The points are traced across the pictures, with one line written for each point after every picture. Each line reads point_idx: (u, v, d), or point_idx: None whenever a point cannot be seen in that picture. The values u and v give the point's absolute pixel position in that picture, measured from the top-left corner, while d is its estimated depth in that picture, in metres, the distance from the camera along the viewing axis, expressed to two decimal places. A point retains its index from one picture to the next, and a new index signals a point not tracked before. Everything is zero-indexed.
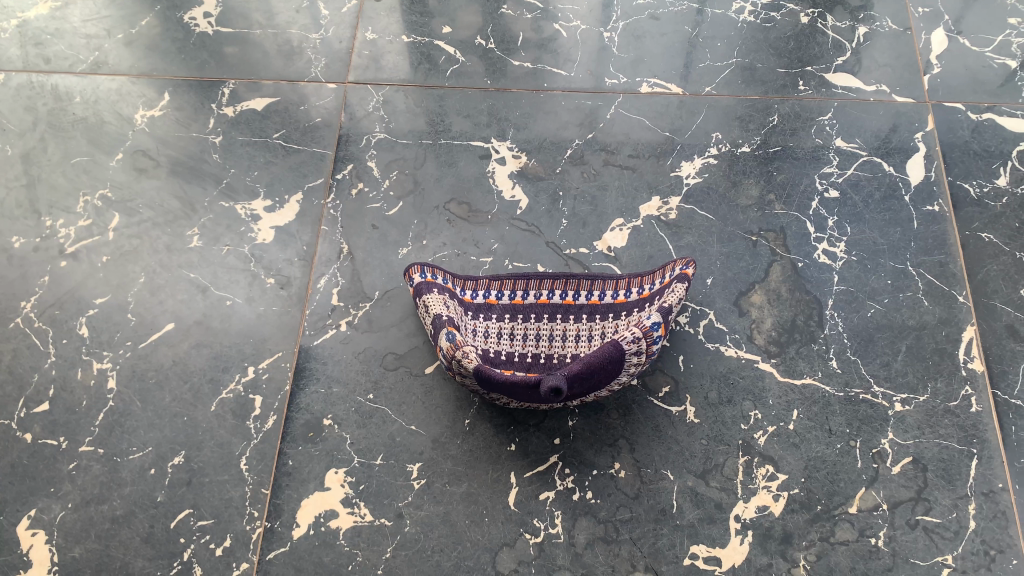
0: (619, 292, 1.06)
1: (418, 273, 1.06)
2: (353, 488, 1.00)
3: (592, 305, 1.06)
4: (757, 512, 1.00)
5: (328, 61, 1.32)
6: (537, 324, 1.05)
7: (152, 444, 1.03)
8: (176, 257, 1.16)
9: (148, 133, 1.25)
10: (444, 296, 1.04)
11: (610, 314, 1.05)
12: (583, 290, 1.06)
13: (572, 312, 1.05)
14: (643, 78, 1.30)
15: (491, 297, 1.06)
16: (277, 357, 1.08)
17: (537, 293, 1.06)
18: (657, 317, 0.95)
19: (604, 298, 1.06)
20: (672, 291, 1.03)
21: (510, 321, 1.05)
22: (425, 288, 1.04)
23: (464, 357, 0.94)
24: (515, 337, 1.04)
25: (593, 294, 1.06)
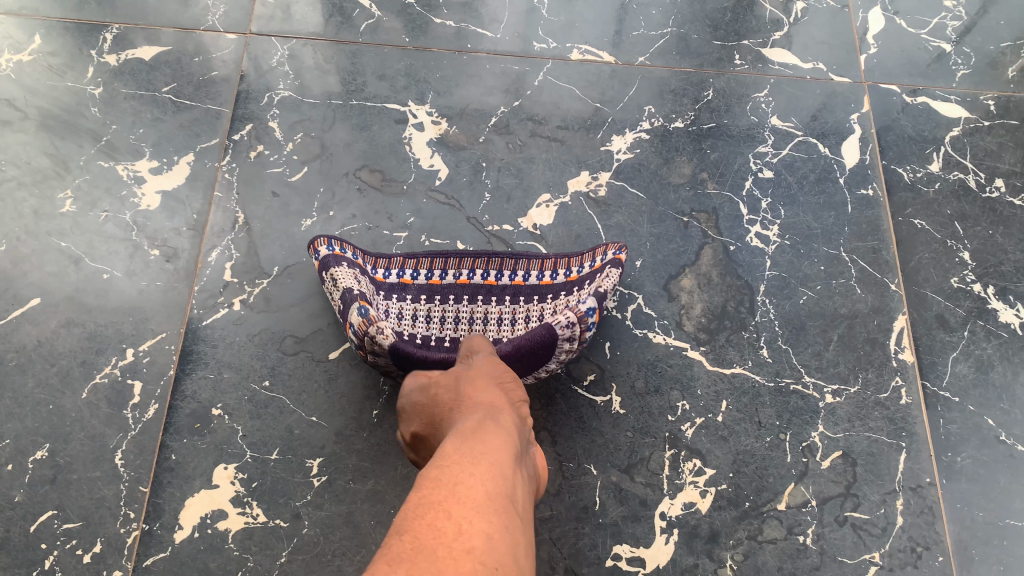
0: (545, 273, 0.98)
1: (321, 245, 0.94)
2: (244, 486, 0.90)
3: (516, 286, 0.97)
4: (682, 509, 0.94)
5: (227, 8, 1.19)
6: (456, 305, 0.96)
7: (11, 436, 0.91)
8: (45, 223, 1.02)
9: (15, 81, 1.10)
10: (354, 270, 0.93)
11: (535, 296, 0.97)
12: (507, 270, 0.98)
13: (494, 293, 0.97)
14: (574, 44, 1.22)
15: (406, 277, 0.97)
16: (160, 338, 0.96)
17: (456, 272, 0.97)
18: (591, 302, 0.88)
19: (528, 279, 0.98)
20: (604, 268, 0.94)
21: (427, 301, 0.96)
22: (332, 260, 0.92)
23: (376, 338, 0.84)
24: (433, 318, 0.95)
25: (517, 274, 0.98)
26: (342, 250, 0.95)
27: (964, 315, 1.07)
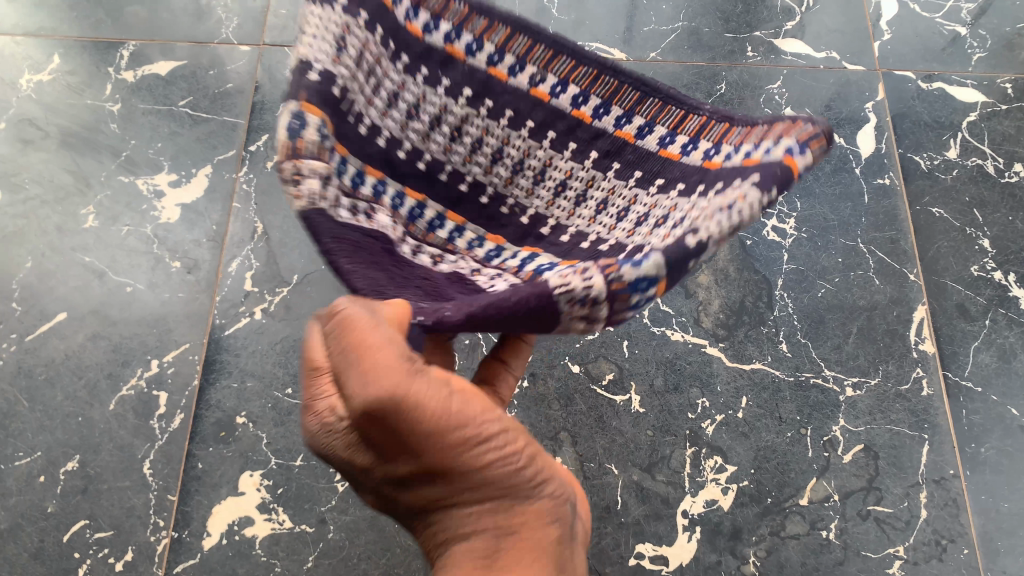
0: (725, 148, 0.60)
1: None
2: (270, 493, 0.91)
3: (654, 154, 0.62)
4: (704, 506, 0.95)
5: (240, 20, 1.21)
6: (506, 130, 0.62)
7: (41, 449, 0.93)
8: (68, 239, 1.04)
9: (36, 101, 1.13)
10: (349, 19, 0.57)
11: (683, 185, 0.60)
12: (622, 106, 0.63)
13: (578, 137, 0.63)
14: (585, 43, 1.22)
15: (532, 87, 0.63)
16: (184, 349, 0.98)
17: (535, 78, 0.62)
18: (657, 265, 0.48)
19: (687, 154, 0.61)
20: (767, 172, 0.52)
21: (456, 99, 0.62)
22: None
23: (294, 184, 0.51)
24: (461, 137, 0.62)
25: (670, 137, 0.62)
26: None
27: (985, 304, 1.07)
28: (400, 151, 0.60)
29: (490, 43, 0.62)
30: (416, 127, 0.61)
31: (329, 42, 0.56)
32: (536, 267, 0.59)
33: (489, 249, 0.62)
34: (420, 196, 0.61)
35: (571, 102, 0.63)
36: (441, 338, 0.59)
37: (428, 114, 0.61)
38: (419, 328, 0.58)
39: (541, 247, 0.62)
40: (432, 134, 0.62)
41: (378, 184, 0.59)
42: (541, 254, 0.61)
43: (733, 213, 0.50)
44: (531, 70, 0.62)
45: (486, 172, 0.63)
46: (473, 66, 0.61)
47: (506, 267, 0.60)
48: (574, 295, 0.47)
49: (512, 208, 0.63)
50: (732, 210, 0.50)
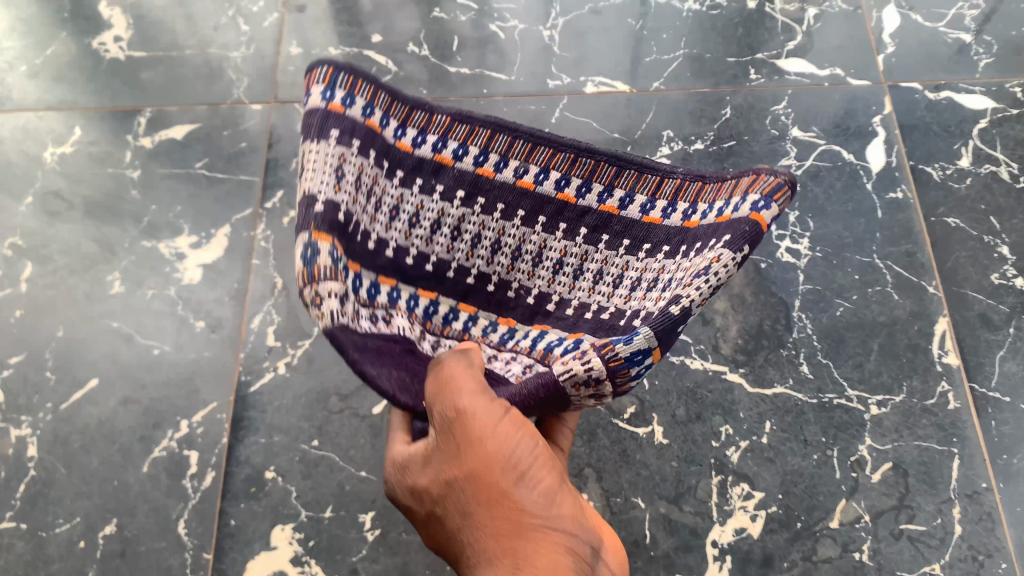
0: (701, 207, 0.63)
1: (315, 75, 0.62)
2: (302, 545, 0.93)
3: (637, 223, 0.66)
4: (734, 535, 0.95)
5: (250, 80, 1.24)
6: (500, 222, 0.67)
7: (80, 514, 0.95)
8: (96, 306, 1.07)
9: (59, 173, 1.17)
10: (344, 149, 0.61)
11: (669, 247, 0.64)
12: (601, 183, 0.66)
13: (566, 217, 0.67)
14: (588, 77, 1.23)
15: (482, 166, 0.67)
16: (212, 407, 1.00)
17: (519, 169, 0.67)
18: (648, 340, 0.54)
19: (668, 217, 0.65)
20: (737, 230, 0.57)
21: (451, 202, 0.67)
22: (322, 124, 0.61)
23: (317, 310, 0.57)
24: (460, 236, 0.68)
25: (649, 205, 0.65)
26: (335, 95, 0.62)
27: (1008, 311, 1.05)
28: (407, 258, 0.67)
29: (474, 146, 0.67)
30: (417, 235, 0.67)
31: (329, 174, 0.60)
32: (547, 343, 0.65)
33: (502, 332, 0.68)
34: (431, 293, 0.68)
35: (515, 174, 0.67)
36: (463, 390, 0.56)
37: (429, 221, 0.67)
38: (444, 394, 0.57)
39: (547, 322, 0.67)
40: (433, 236, 0.67)
41: (393, 291, 0.66)
42: (548, 330, 0.67)
43: (709, 278, 0.55)
44: (514, 164, 0.67)
45: (488, 263, 0.68)
46: (461, 169, 0.67)
47: (520, 347, 0.66)
48: (576, 378, 0.55)
49: (518, 291, 0.68)
50: (706, 276, 0.55)
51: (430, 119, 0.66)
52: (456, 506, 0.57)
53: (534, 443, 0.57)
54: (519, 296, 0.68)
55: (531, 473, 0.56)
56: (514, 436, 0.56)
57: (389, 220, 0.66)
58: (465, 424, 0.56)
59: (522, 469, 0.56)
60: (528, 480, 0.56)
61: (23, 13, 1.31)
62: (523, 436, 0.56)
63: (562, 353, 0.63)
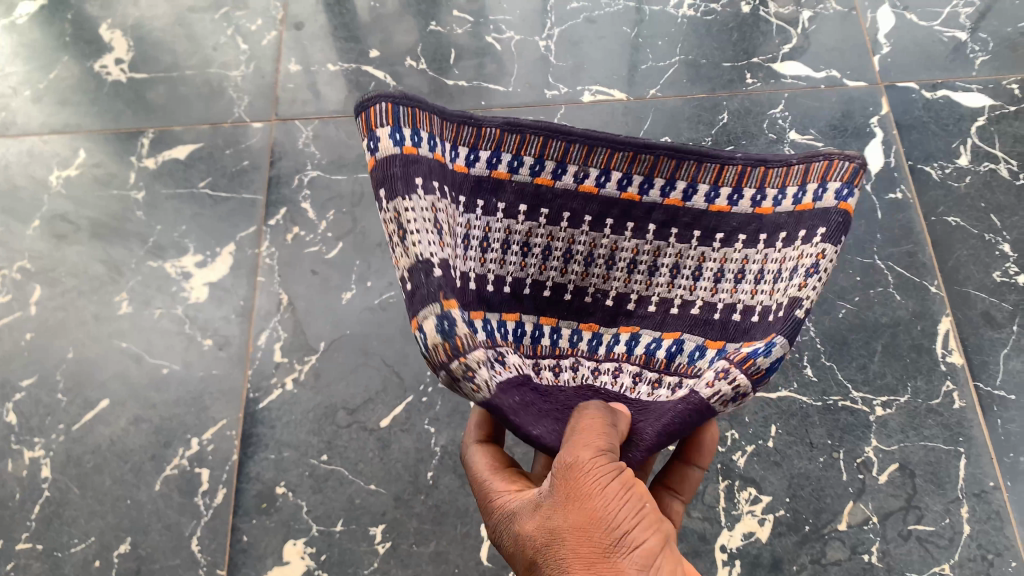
0: (771, 192, 0.69)
1: (377, 116, 0.64)
2: (314, 559, 0.94)
3: (705, 212, 0.70)
4: (743, 540, 0.95)
5: (251, 98, 1.26)
6: (570, 232, 0.70)
7: (95, 534, 0.96)
8: (105, 326, 1.08)
9: (65, 196, 1.18)
10: (433, 197, 0.62)
11: (745, 235, 0.69)
12: (663, 178, 0.70)
13: (633, 216, 0.70)
14: (584, 86, 1.24)
15: (541, 176, 0.70)
16: (222, 425, 1.01)
17: (578, 174, 0.70)
18: (784, 348, 0.60)
19: (736, 204, 0.69)
20: (829, 221, 0.66)
21: (515, 218, 0.69)
22: (406, 174, 0.61)
23: (469, 382, 0.57)
24: (531, 251, 0.70)
25: (715, 192, 0.70)
26: (403, 135, 0.63)
27: (1011, 309, 1.06)
28: (487, 286, 0.69)
29: (529, 156, 0.69)
30: (493, 258, 0.70)
31: (431, 228, 0.61)
32: (645, 347, 0.69)
33: (589, 339, 0.70)
34: (515, 315, 0.70)
35: (593, 179, 0.70)
36: (585, 445, 0.58)
37: (516, 245, 0.70)
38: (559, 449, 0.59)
39: (633, 322, 0.70)
40: (506, 258, 0.70)
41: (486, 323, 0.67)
42: (639, 331, 0.70)
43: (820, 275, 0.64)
44: (575, 170, 0.70)
45: (562, 273, 0.71)
46: (519, 182, 0.69)
47: (616, 353, 0.70)
48: (724, 396, 0.59)
49: (595, 295, 0.71)
50: (818, 271, 0.64)
51: (480, 135, 0.69)
52: (557, 564, 0.58)
53: (640, 503, 0.59)
54: (598, 301, 0.71)
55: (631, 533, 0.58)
56: (619, 496, 0.58)
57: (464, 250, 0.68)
58: (579, 481, 0.58)
59: (624, 529, 0.58)
60: (628, 540, 0.58)
61: (26, 38, 1.33)
62: (630, 495, 0.59)
63: (666, 358, 0.68)
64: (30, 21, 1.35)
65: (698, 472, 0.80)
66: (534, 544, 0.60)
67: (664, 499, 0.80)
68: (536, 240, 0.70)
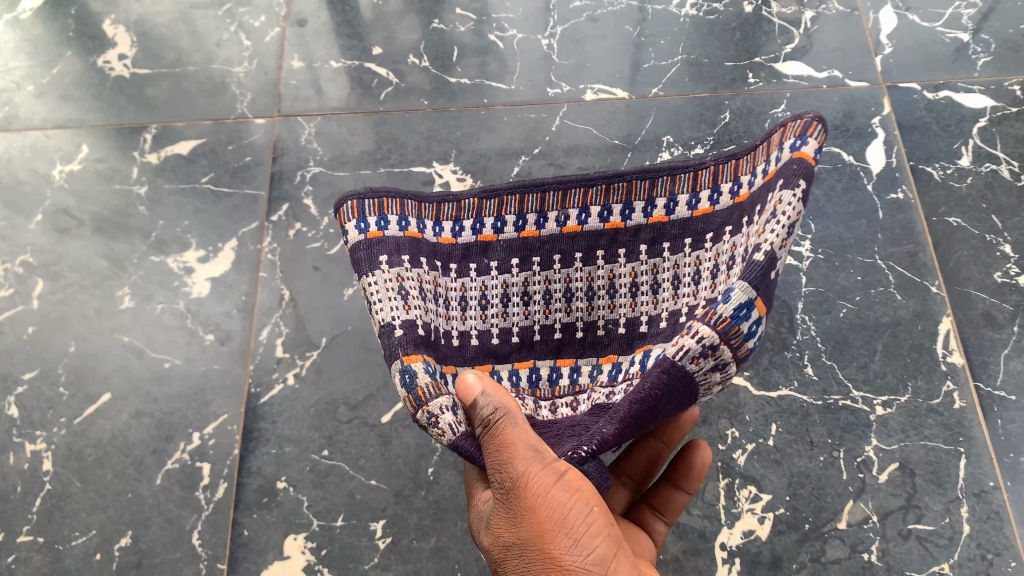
0: (744, 179, 0.69)
1: (346, 213, 0.71)
2: (314, 554, 0.94)
3: (690, 219, 0.70)
4: (742, 537, 0.95)
5: (254, 94, 1.26)
6: (564, 270, 0.72)
7: (96, 527, 0.97)
8: (108, 321, 1.09)
9: (68, 190, 1.18)
10: (398, 270, 0.68)
11: (732, 226, 0.68)
12: (640, 200, 0.71)
13: (622, 242, 0.71)
14: (586, 85, 1.24)
15: (527, 228, 0.72)
16: (223, 419, 1.01)
17: (559, 218, 0.72)
18: (746, 293, 0.58)
19: (716, 203, 0.69)
20: (788, 171, 0.63)
21: (509, 271, 0.72)
22: (370, 255, 0.68)
23: (435, 427, 0.62)
24: (531, 298, 0.72)
25: (695, 199, 0.70)
26: (369, 223, 0.70)
27: (1012, 310, 1.06)
28: (492, 339, 0.72)
29: (510, 214, 0.72)
30: (494, 313, 0.72)
31: (394, 296, 0.67)
32: (656, 357, 0.66)
33: (609, 370, 0.71)
34: (528, 363, 0.72)
35: (599, 219, 0.72)
36: (522, 461, 0.60)
37: (516, 294, 0.72)
38: (504, 462, 0.61)
39: (648, 341, 0.70)
40: (508, 310, 0.72)
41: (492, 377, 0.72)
42: (651, 347, 0.68)
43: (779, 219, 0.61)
44: (554, 216, 0.72)
45: (568, 312, 0.72)
46: (506, 239, 0.72)
47: (631, 373, 0.68)
48: (692, 353, 0.58)
49: (606, 327, 0.72)
50: (778, 217, 0.61)
51: (460, 207, 0.73)
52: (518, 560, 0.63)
53: (588, 507, 0.60)
54: (610, 332, 0.72)
55: (580, 537, 0.60)
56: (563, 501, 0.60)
57: (462, 311, 0.72)
58: (525, 494, 0.60)
59: (574, 534, 0.60)
60: (578, 543, 0.60)
61: (29, 32, 1.33)
62: (576, 499, 0.60)
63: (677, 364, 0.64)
64: (33, 16, 1.35)
65: (683, 497, 0.85)
66: (498, 547, 0.64)
67: (649, 519, 0.85)
68: (533, 286, 0.72)
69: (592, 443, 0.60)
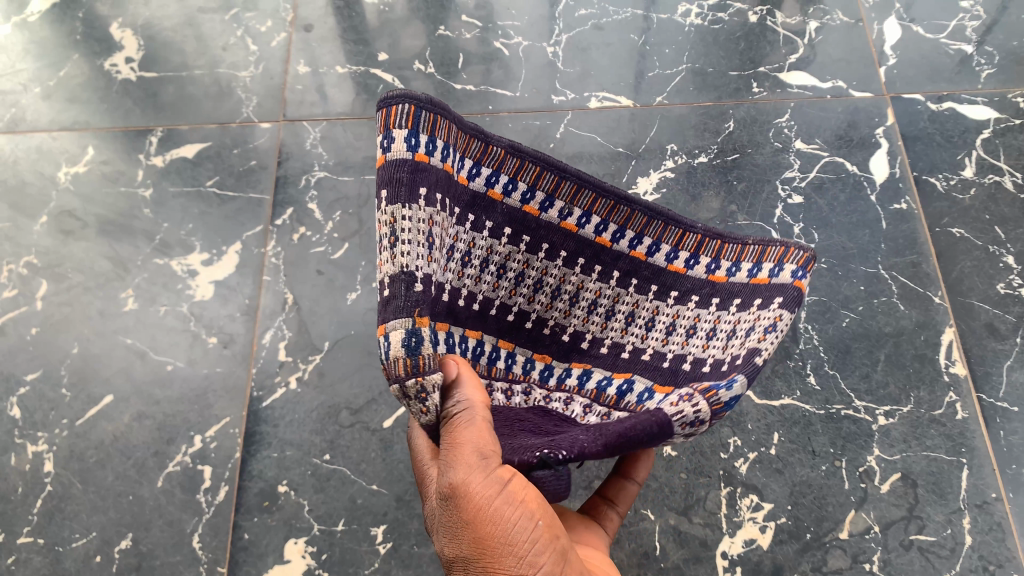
0: (726, 263, 0.68)
1: (397, 115, 0.58)
2: (315, 559, 0.94)
3: (663, 270, 0.68)
4: (743, 546, 0.95)
5: (260, 99, 1.26)
6: (545, 263, 0.68)
7: (96, 529, 0.96)
8: (111, 323, 1.09)
9: (73, 192, 1.18)
10: (433, 211, 0.58)
11: (699, 297, 0.68)
12: (633, 231, 0.68)
13: (602, 260, 0.68)
14: (591, 93, 1.25)
15: (530, 206, 0.66)
16: (225, 422, 1.01)
17: (563, 211, 0.67)
18: (744, 388, 0.60)
19: (692, 268, 0.68)
20: (786, 295, 0.67)
21: (498, 240, 0.66)
22: (413, 180, 0.57)
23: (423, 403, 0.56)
24: (505, 273, 0.67)
25: (674, 255, 0.68)
26: (419, 140, 0.58)
27: (1015, 321, 1.06)
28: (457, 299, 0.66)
29: (523, 182, 0.66)
30: (469, 274, 0.66)
31: (423, 243, 0.57)
32: (596, 382, 0.69)
33: (540, 370, 0.69)
34: (477, 333, 0.67)
35: (597, 228, 0.68)
36: (464, 468, 0.58)
37: (494, 265, 0.67)
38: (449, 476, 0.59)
39: (585, 362, 0.69)
40: (480, 276, 0.66)
41: (448, 337, 0.64)
42: (590, 370, 0.69)
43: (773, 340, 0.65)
44: (560, 206, 0.67)
45: (529, 301, 0.68)
46: (509, 207, 0.66)
47: (567, 385, 0.68)
48: (685, 418, 0.58)
49: (553, 329, 0.69)
50: (775, 334, 0.65)
51: (487, 151, 0.65)
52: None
53: (532, 522, 0.59)
54: (556, 335, 0.69)
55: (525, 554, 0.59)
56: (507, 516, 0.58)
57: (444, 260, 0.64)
58: (467, 508, 0.59)
59: (519, 552, 0.59)
60: (522, 559, 0.59)
61: (36, 35, 1.34)
62: (520, 512, 0.59)
63: (616, 394, 0.68)
64: (40, 19, 1.35)
65: (634, 486, 0.84)
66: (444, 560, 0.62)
67: (603, 508, 0.84)
68: (512, 268, 0.67)
69: (569, 450, 0.55)
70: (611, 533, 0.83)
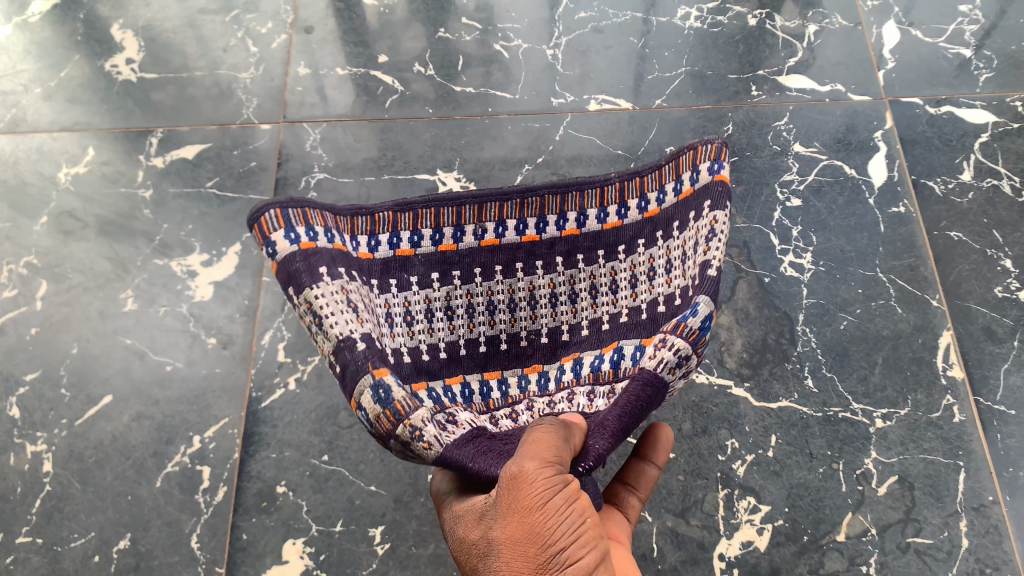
0: (652, 196, 0.75)
1: (268, 223, 0.65)
2: (312, 559, 0.94)
3: (600, 232, 0.75)
4: (741, 548, 0.95)
5: (260, 100, 1.27)
6: (486, 284, 0.75)
7: (95, 529, 0.97)
8: (110, 323, 1.09)
9: (73, 193, 1.19)
10: (341, 282, 0.65)
11: (644, 239, 0.74)
12: (553, 214, 0.75)
13: (538, 255, 0.75)
14: (591, 95, 1.25)
15: (444, 241, 0.74)
16: (224, 423, 1.02)
17: (477, 232, 0.74)
18: (708, 307, 0.67)
19: (625, 217, 0.75)
20: (711, 194, 0.71)
21: (430, 286, 0.74)
22: (309, 267, 0.64)
23: (419, 441, 0.59)
24: (455, 313, 0.74)
25: (604, 213, 0.75)
26: (298, 233, 0.65)
27: (1012, 325, 1.06)
28: (422, 355, 0.73)
29: (426, 228, 0.74)
30: (422, 326, 0.74)
31: (346, 310, 0.64)
32: (590, 365, 0.74)
33: (536, 380, 0.75)
34: (458, 378, 0.74)
35: (517, 232, 0.75)
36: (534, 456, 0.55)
37: (441, 310, 0.74)
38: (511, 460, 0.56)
39: (573, 350, 0.75)
40: (433, 325, 0.74)
41: (430, 392, 0.71)
42: (580, 355, 0.74)
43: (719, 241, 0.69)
44: (472, 229, 0.74)
45: (491, 326, 0.75)
46: (425, 254, 0.74)
47: (566, 381, 0.74)
48: (668, 363, 0.65)
49: (529, 337, 0.75)
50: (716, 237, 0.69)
51: (375, 221, 0.73)
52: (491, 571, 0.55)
53: (579, 519, 0.56)
54: (534, 341, 0.75)
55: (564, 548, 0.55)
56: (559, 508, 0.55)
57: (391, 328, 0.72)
58: (521, 492, 0.54)
59: (560, 544, 0.54)
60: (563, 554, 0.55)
61: (37, 36, 1.34)
62: (572, 508, 0.56)
63: (611, 367, 0.72)
64: (41, 19, 1.36)
65: (653, 470, 0.82)
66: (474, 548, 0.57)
67: (622, 493, 0.81)
68: (459, 303, 0.74)
69: (588, 462, 0.60)
70: (634, 520, 0.80)
